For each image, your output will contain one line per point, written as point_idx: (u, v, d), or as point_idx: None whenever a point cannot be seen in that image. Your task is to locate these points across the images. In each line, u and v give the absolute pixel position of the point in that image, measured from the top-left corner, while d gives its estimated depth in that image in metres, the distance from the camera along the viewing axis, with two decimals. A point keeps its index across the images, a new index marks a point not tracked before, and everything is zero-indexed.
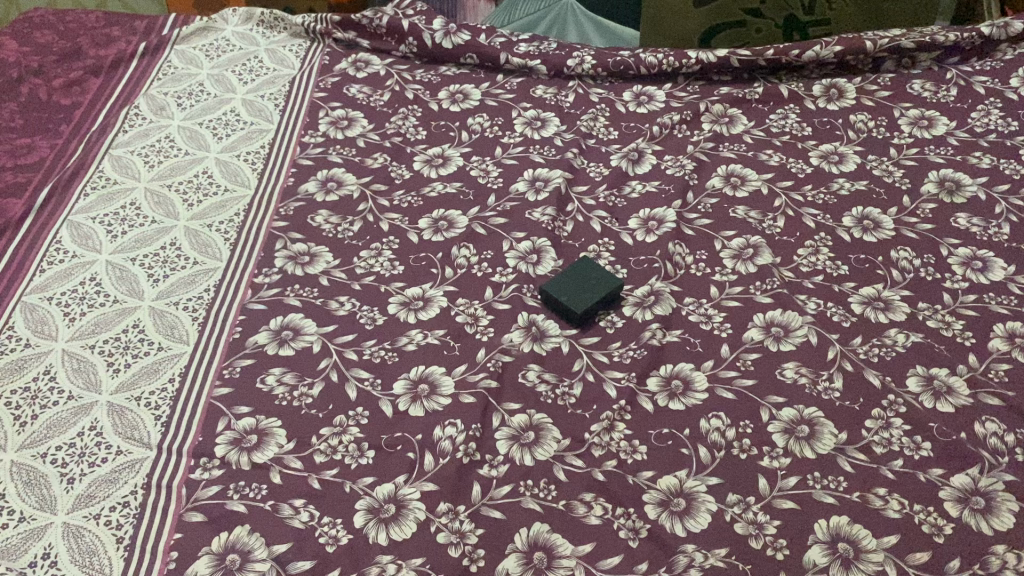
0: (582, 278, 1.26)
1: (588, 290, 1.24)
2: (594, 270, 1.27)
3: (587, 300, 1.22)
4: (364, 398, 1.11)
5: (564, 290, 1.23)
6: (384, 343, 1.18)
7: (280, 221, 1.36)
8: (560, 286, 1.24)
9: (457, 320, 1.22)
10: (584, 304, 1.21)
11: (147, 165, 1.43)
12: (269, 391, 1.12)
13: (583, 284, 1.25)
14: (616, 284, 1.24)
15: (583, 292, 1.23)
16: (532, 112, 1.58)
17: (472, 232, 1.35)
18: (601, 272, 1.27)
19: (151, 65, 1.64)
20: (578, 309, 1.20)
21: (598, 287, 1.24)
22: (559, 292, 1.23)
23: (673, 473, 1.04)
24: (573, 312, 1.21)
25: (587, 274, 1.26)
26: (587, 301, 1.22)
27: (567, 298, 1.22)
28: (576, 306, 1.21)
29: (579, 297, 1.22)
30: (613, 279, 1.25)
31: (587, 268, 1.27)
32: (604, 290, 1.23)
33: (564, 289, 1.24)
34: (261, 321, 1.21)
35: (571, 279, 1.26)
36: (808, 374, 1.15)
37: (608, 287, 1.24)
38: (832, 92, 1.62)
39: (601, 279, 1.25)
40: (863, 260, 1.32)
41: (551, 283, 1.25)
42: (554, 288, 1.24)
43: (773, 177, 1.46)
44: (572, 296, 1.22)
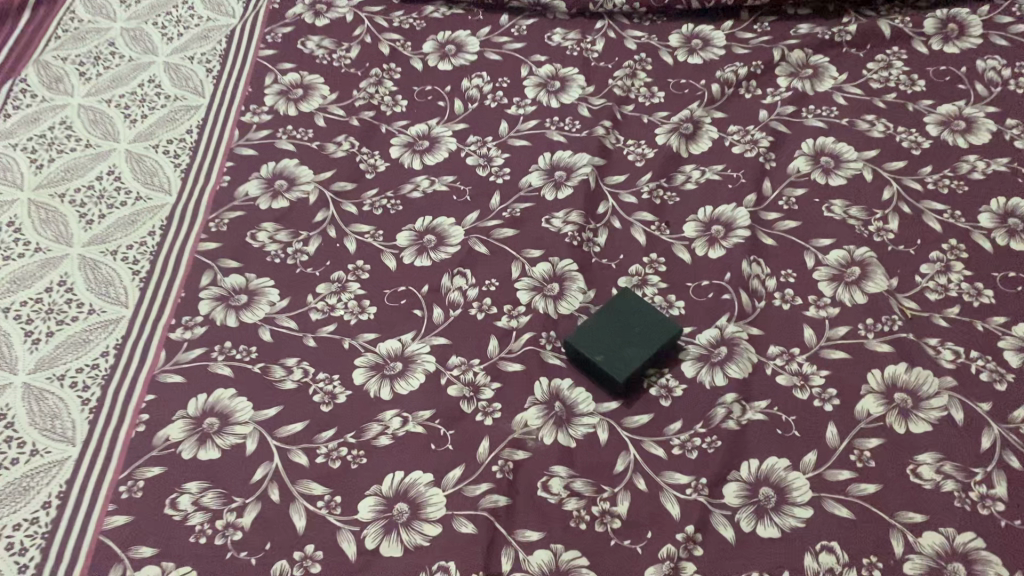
0: (622, 322, 0.90)
1: (632, 342, 0.88)
2: (639, 307, 0.91)
3: (632, 360, 0.87)
4: (316, 529, 0.78)
5: (598, 345, 0.88)
6: (346, 436, 0.84)
7: (209, 242, 1.01)
8: (592, 337, 0.89)
9: (450, 393, 0.87)
10: (628, 368, 0.86)
11: (34, 165, 1.07)
12: (183, 521, 0.78)
13: (624, 332, 0.89)
14: (672, 330, 0.88)
15: (625, 346, 0.88)
16: (548, 68, 1.18)
17: (470, 251, 0.99)
18: (650, 309, 0.90)
19: (47, 16, 1.25)
20: (620, 377, 0.85)
21: (646, 337, 0.88)
22: (591, 347, 0.88)
23: None
24: (612, 381, 0.86)
25: (630, 313, 0.90)
26: (631, 363, 0.86)
27: (602, 359, 0.87)
28: (617, 372, 0.86)
29: (620, 357, 0.87)
30: (666, 321, 0.89)
31: (629, 303, 0.91)
32: (655, 341, 0.88)
33: (598, 342, 0.88)
34: (176, 404, 0.86)
35: (608, 323, 0.90)
36: (956, 474, 0.80)
37: (660, 336, 0.88)
38: (951, 28, 1.20)
39: (650, 322, 0.89)
40: (1014, 280, 0.95)
41: (581, 332, 0.89)
42: (584, 340, 0.89)
43: (878, 155, 1.08)
44: (611, 355, 0.87)
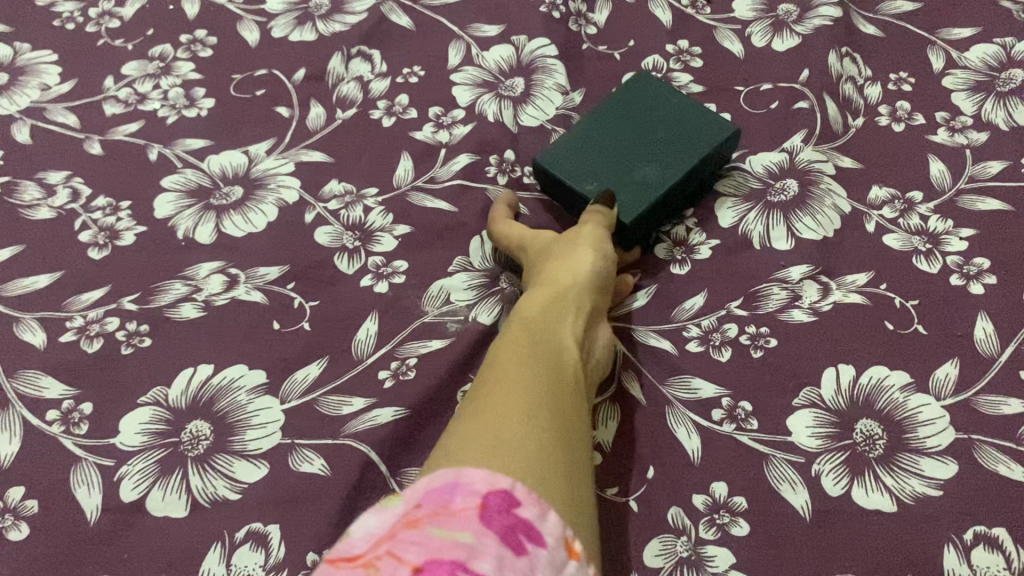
0: (634, 124, 0.53)
1: (649, 155, 0.51)
2: (662, 100, 0.54)
3: (648, 188, 0.50)
4: (35, 461, 0.42)
5: (592, 164, 0.51)
6: (126, 299, 0.48)
7: None
8: (583, 157, 0.52)
9: (318, 241, 0.50)
10: (641, 201, 0.49)
11: None
12: None
13: (638, 139, 0.52)
14: (719, 134, 0.52)
15: (636, 164, 0.51)
16: None
17: (383, 22, 0.61)
18: (679, 102, 0.54)
19: None
20: (626, 219, 0.49)
21: (670, 147, 0.51)
22: (580, 171, 0.51)
23: None
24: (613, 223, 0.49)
25: (647, 110, 0.54)
26: (648, 191, 0.50)
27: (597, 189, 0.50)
28: (621, 208, 0.49)
29: (629, 182, 0.50)
30: (708, 119, 0.53)
31: (644, 96, 0.54)
32: (690, 152, 0.51)
33: (593, 161, 0.52)
34: None
35: (609, 128, 0.53)
36: None
37: (698, 143, 0.51)
38: None
39: (680, 123, 0.52)
40: None
41: (565, 145, 0.52)
42: (568, 157, 0.52)
43: None
44: (614, 183, 0.50)
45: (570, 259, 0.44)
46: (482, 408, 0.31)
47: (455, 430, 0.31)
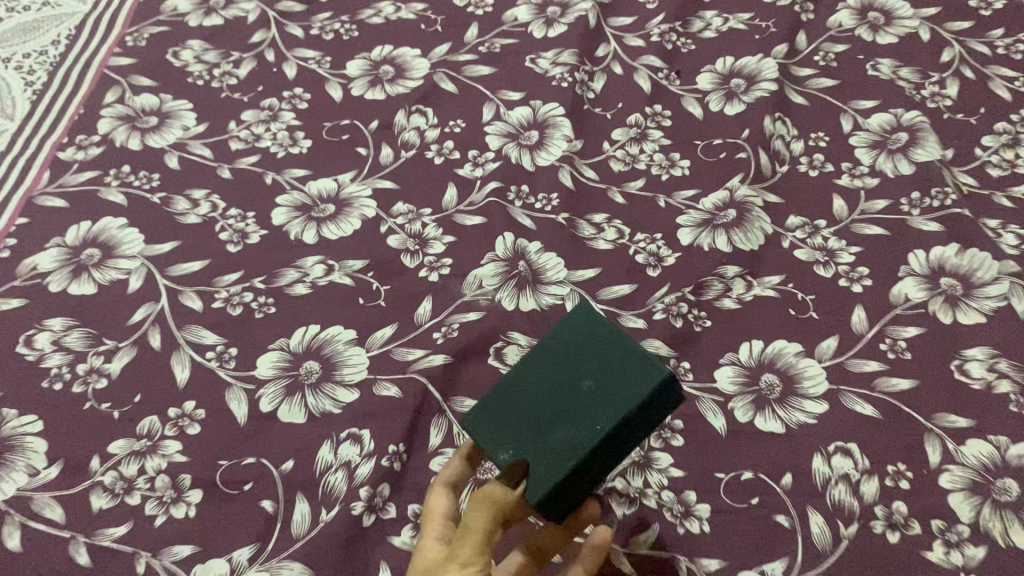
0: (560, 370, 0.50)
1: (573, 422, 0.48)
2: (590, 336, 0.50)
3: (566, 453, 0.47)
4: (201, 383, 0.62)
5: (513, 410, 0.51)
6: (256, 280, 0.68)
7: (123, 57, 0.84)
8: (509, 412, 0.51)
9: (390, 245, 0.71)
10: (559, 468, 0.47)
11: None
12: (37, 363, 0.63)
13: (570, 385, 0.50)
14: (651, 384, 0.47)
15: (560, 428, 0.49)
16: None
17: (435, 86, 0.82)
18: (612, 338, 0.50)
19: None
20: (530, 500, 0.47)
21: (596, 403, 0.48)
22: (494, 437, 0.51)
23: (759, 567, 0.55)
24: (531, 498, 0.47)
25: (573, 349, 0.50)
26: (570, 451, 0.48)
27: (519, 442, 0.50)
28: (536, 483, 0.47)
29: (542, 450, 0.48)
30: (643, 355, 0.49)
31: (576, 337, 0.51)
32: (616, 407, 0.47)
33: (509, 405, 0.51)
34: (53, 230, 0.71)
35: (535, 376, 0.51)
36: (1014, 373, 0.63)
37: (629, 392, 0.48)
38: None
39: (609, 363, 0.49)
40: None
41: (487, 392, 0.53)
42: (489, 406, 0.52)
43: (938, 14, 0.89)
44: (526, 450, 0.49)
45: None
46: None
47: None
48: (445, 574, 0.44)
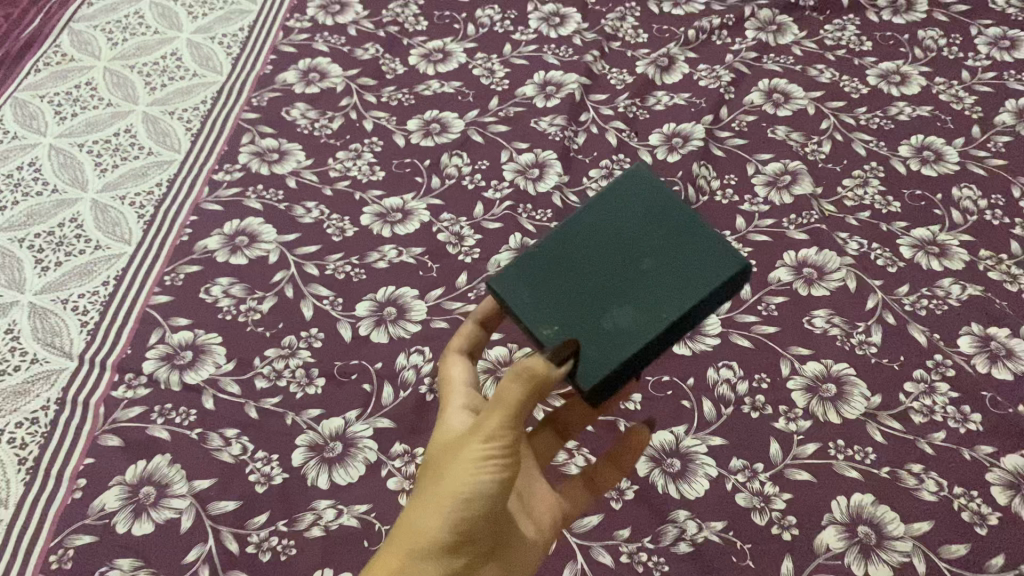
0: (611, 273, 0.66)
1: (626, 301, 0.64)
2: (648, 218, 0.67)
3: (617, 338, 0.63)
4: (320, 318, 0.96)
5: (559, 285, 0.67)
6: (351, 258, 1.02)
7: (251, 111, 1.19)
8: (560, 296, 0.66)
9: (439, 239, 1.05)
10: (617, 349, 0.62)
11: (110, 41, 1.28)
12: (213, 303, 0.97)
13: (622, 263, 0.66)
14: (719, 280, 0.63)
15: (615, 306, 0.64)
16: (551, 6, 1.39)
17: (468, 138, 1.18)
18: (661, 227, 0.67)
19: None
20: (584, 387, 0.62)
21: (644, 300, 0.64)
22: (547, 315, 0.66)
23: (669, 429, 0.89)
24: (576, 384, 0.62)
25: (631, 228, 0.67)
26: (630, 338, 0.63)
27: (562, 321, 0.65)
28: (591, 356, 0.62)
29: (598, 331, 0.64)
30: (713, 253, 0.65)
31: (634, 218, 0.68)
32: (680, 304, 0.63)
33: (556, 276, 0.67)
34: (215, 224, 1.05)
35: (584, 249, 0.67)
36: (843, 324, 0.98)
37: (690, 293, 0.63)
38: (900, 3, 1.41)
39: (666, 250, 0.66)
40: (919, 196, 1.13)
41: (539, 271, 0.68)
42: (532, 278, 0.67)
43: (822, 96, 1.26)
44: (580, 331, 0.64)
45: (458, 452, 0.61)
46: (433, 471, 0.63)
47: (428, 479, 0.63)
48: (478, 445, 0.61)
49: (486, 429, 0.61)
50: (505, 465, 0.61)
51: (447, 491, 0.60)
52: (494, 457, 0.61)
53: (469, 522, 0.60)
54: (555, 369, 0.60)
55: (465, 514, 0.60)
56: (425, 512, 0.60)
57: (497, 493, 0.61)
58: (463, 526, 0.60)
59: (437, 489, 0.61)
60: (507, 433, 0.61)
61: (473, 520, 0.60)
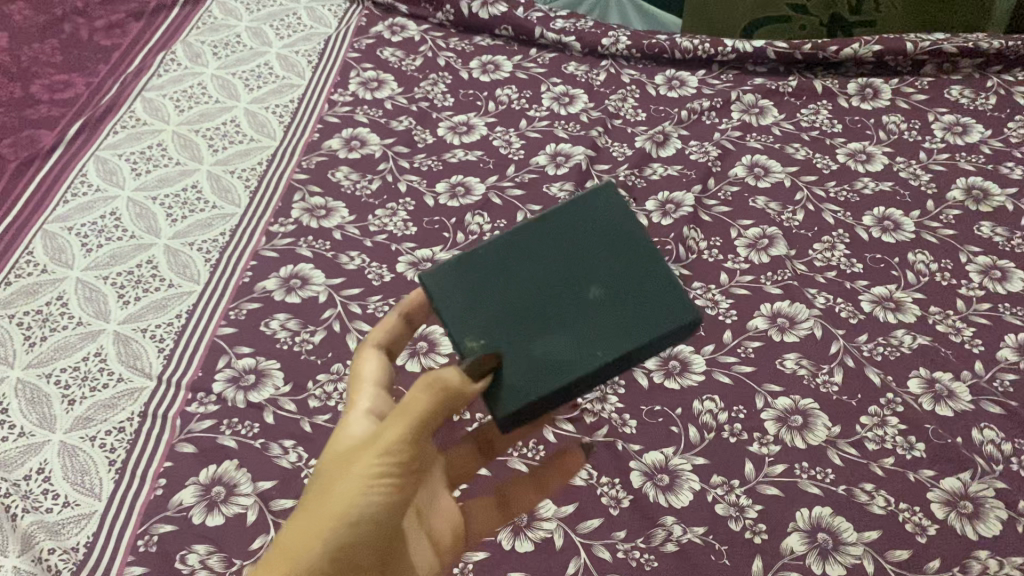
0: (555, 297, 0.71)
1: (562, 328, 0.70)
2: (608, 250, 0.73)
3: (543, 366, 0.69)
4: None
5: (500, 295, 0.72)
6: (389, 300, 1.19)
7: (301, 173, 1.37)
8: (498, 311, 0.71)
9: None
10: (542, 376, 0.68)
11: (178, 110, 1.47)
12: (271, 335, 1.13)
13: (570, 290, 0.72)
14: (660, 331, 0.69)
15: (551, 331, 0.70)
16: (561, 88, 1.59)
17: (488, 200, 1.35)
18: (612, 262, 0.72)
19: (189, 17, 1.70)
20: (502, 413, 0.68)
21: (578, 333, 0.70)
22: (480, 328, 0.71)
23: (659, 449, 1.05)
24: (494, 407, 0.68)
25: (589, 255, 0.73)
26: (558, 368, 0.68)
27: (493, 332, 0.71)
28: (514, 379, 0.68)
29: (529, 357, 0.69)
30: (661, 300, 0.70)
31: (594, 246, 0.73)
32: (615, 346, 0.69)
33: (498, 288, 0.72)
34: (271, 268, 1.22)
35: (534, 265, 0.73)
36: (809, 366, 1.14)
37: (627, 337, 0.69)
38: (867, 91, 1.61)
39: (616, 286, 0.71)
40: (879, 260, 1.30)
41: (484, 281, 0.73)
42: (477, 283, 0.73)
43: (797, 170, 1.45)
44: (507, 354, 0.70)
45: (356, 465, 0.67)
46: (325, 485, 0.68)
47: (320, 492, 0.69)
48: (374, 460, 0.66)
49: (384, 444, 0.67)
50: (395, 481, 0.67)
51: (332, 514, 0.66)
52: (386, 473, 0.66)
53: (356, 535, 0.66)
54: (465, 381, 0.66)
55: (349, 537, 0.66)
56: (312, 536, 0.66)
57: (386, 509, 0.66)
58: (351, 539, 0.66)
59: (326, 507, 0.66)
60: (406, 447, 0.67)
61: (357, 543, 0.66)
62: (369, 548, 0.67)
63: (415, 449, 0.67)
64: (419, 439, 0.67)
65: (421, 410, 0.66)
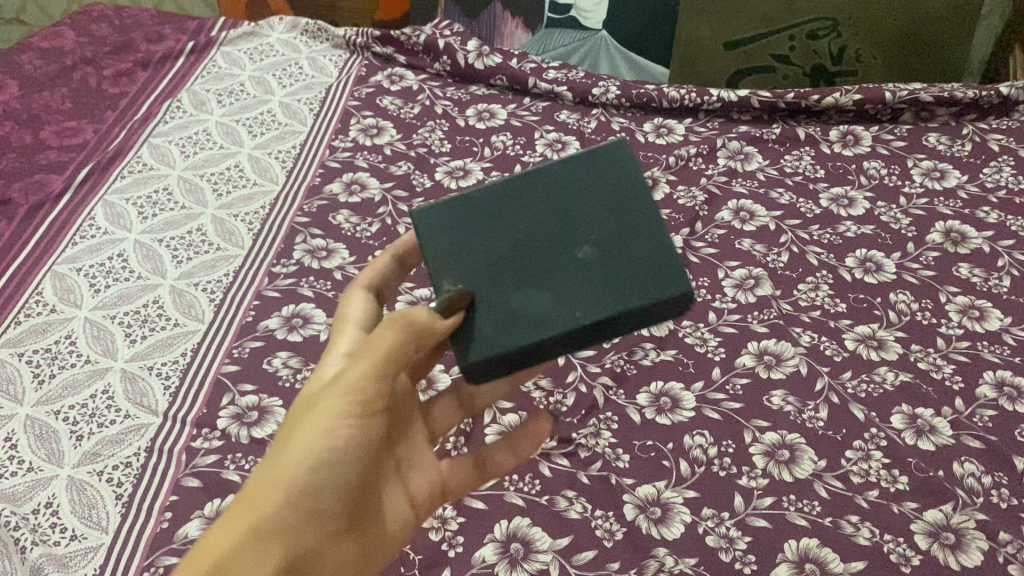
0: (543, 253, 0.76)
1: (543, 286, 0.75)
2: (606, 215, 0.77)
3: (517, 320, 0.74)
4: None
5: (488, 243, 0.77)
6: None
7: (302, 216, 1.42)
8: (484, 261, 0.77)
9: None
10: (515, 328, 0.74)
11: (183, 155, 1.52)
12: (274, 372, 1.17)
13: (560, 248, 0.76)
14: (635, 304, 0.73)
15: (531, 286, 0.75)
16: (554, 135, 1.65)
17: None
18: (606, 228, 0.76)
19: (194, 66, 1.76)
20: (472, 360, 0.73)
21: (558, 293, 0.74)
22: (465, 277, 0.76)
23: (651, 483, 1.08)
24: (464, 354, 0.74)
25: (585, 216, 0.77)
26: (530, 323, 0.73)
27: (474, 280, 0.76)
28: (486, 329, 0.74)
29: (506, 310, 0.74)
30: (647, 272, 0.74)
31: (591, 210, 0.77)
32: (592, 311, 0.73)
33: (488, 236, 0.77)
34: (274, 308, 1.26)
35: (528, 220, 0.77)
36: (795, 402, 1.18)
37: (605, 305, 0.73)
38: (849, 138, 1.67)
39: (605, 251, 0.75)
40: (861, 299, 1.34)
41: (477, 229, 0.78)
42: (468, 228, 0.78)
43: (782, 214, 1.50)
44: (485, 307, 0.75)
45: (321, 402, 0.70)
46: (291, 425, 0.71)
47: (286, 431, 0.71)
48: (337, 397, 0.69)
49: (348, 381, 0.69)
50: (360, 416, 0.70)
51: (297, 448, 0.68)
52: (352, 410, 0.69)
53: (322, 468, 0.68)
54: (431, 318, 0.72)
55: (312, 475, 0.68)
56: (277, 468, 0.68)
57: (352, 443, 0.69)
58: (317, 471, 0.68)
59: (292, 442, 0.69)
60: (371, 386, 0.70)
61: (320, 478, 0.68)
62: (332, 487, 0.69)
63: (381, 385, 0.70)
64: (384, 375, 0.70)
65: (386, 348, 0.70)
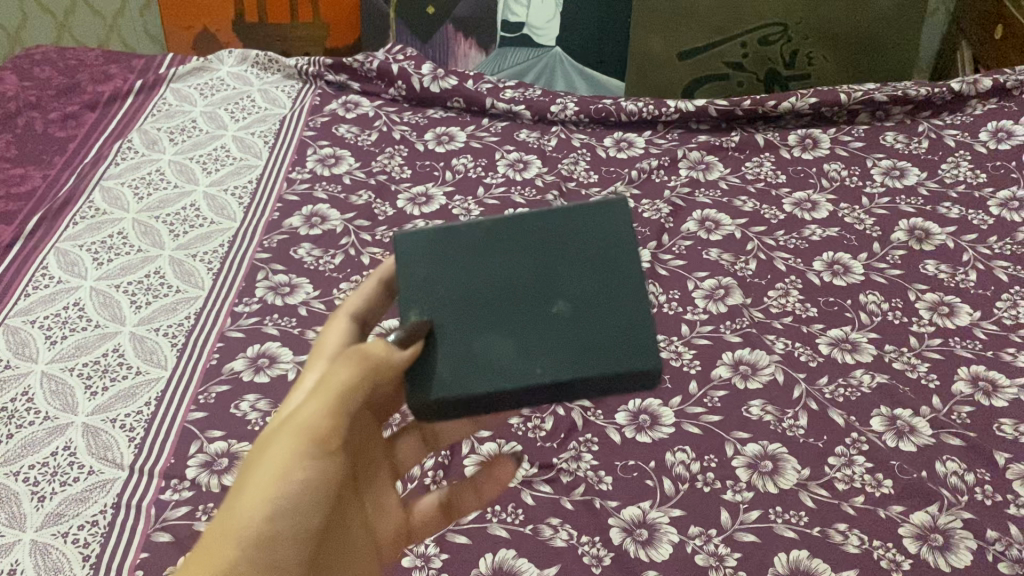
0: (515, 298, 0.73)
1: (509, 334, 0.72)
2: (590, 274, 0.74)
3: (477, 365, 0.71)
4: None
5: (459, 278, 0.75)
6: None
7: (263, 252, 1.39)
8: (453, 297, 0.74)
9: None
10: (472, 372, 0.70)
11: (137, 197, 1.49)
12: (242, 416, 1.13)
13: (535, 298, 0.73)
14: (599, 373, 0.69)
15: (498, 330, 0.72)
16: (515, 154, 1.63)
17: None
18: (586, 288, 0.73)
19: (144, 104, 1.73)
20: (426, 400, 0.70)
21: (523, 343, 0.71)
22: (432, 310, 0.73)
23: (637, 504, 1.06)
24: (418, 391, 0.70)
25: (568, 271, 0.74)
26: (487, 370, 0.70)
27: (440, 315, 0.73)
28: (443, 370, 0.71)
29: (468, 352, 0.71)
30: (620, 343, 0.71)
31: (574, 267, 0.74)
32: (555, 371, 0.70)
33: (462, 271, 0.75)
34: (238, 349, 1.22)
35: (508, 263, 0.75)
36: (774, 412, 1.17)
37: (568, 366, 0.70)
38: (807, 142, 1.68)
39: (581, 312, 0.72)
40: (832, 303, 1.34)
41: (452, 262, 0.75)
42: (444, 259, 0.75)
43: (746, 222, 1.50)
44: (447, 348, 0.72)
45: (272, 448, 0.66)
46: (242, 474, 0.67)
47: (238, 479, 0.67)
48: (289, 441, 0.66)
49: (299, 424, 0.66)
50: (314, 458, 0.66)
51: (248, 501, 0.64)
52: (304, 454, 0.66)
53: (274, 517, 0.64)
54: (387, 352, 0.68)
55: (268, 522, 0.64)
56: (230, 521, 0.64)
57: (306, 487, 0.66)
58: (269, 521, 0.64)
59: (244, 491, 0.65)
60: (324, 426, 0.66)
61: (273, 529, 0.64)
62: (288, 536, 0.65)
63: (335, 425, 0.67)
64: (340, 415, 0.67)
65: (340, 384, 0.66)
